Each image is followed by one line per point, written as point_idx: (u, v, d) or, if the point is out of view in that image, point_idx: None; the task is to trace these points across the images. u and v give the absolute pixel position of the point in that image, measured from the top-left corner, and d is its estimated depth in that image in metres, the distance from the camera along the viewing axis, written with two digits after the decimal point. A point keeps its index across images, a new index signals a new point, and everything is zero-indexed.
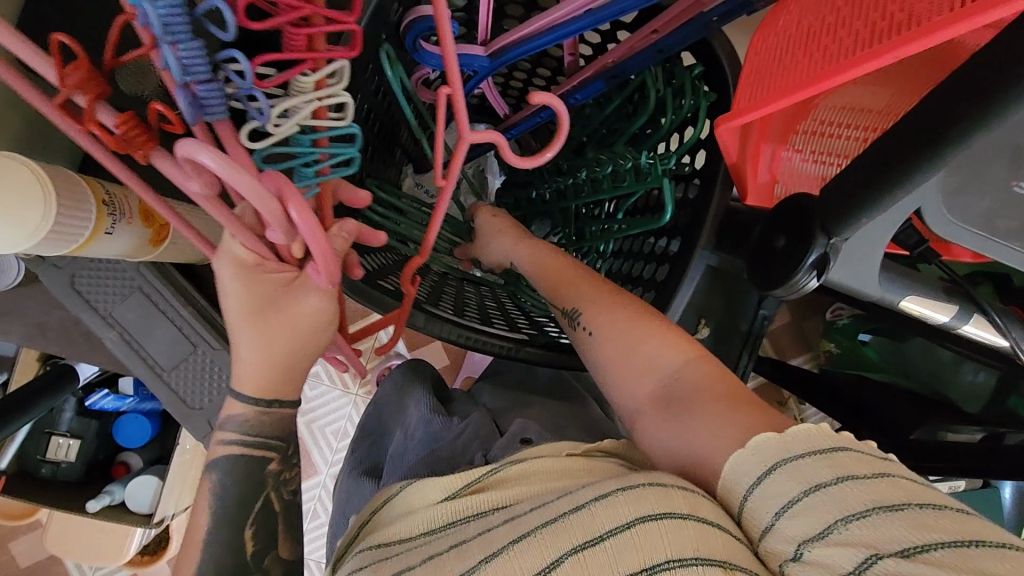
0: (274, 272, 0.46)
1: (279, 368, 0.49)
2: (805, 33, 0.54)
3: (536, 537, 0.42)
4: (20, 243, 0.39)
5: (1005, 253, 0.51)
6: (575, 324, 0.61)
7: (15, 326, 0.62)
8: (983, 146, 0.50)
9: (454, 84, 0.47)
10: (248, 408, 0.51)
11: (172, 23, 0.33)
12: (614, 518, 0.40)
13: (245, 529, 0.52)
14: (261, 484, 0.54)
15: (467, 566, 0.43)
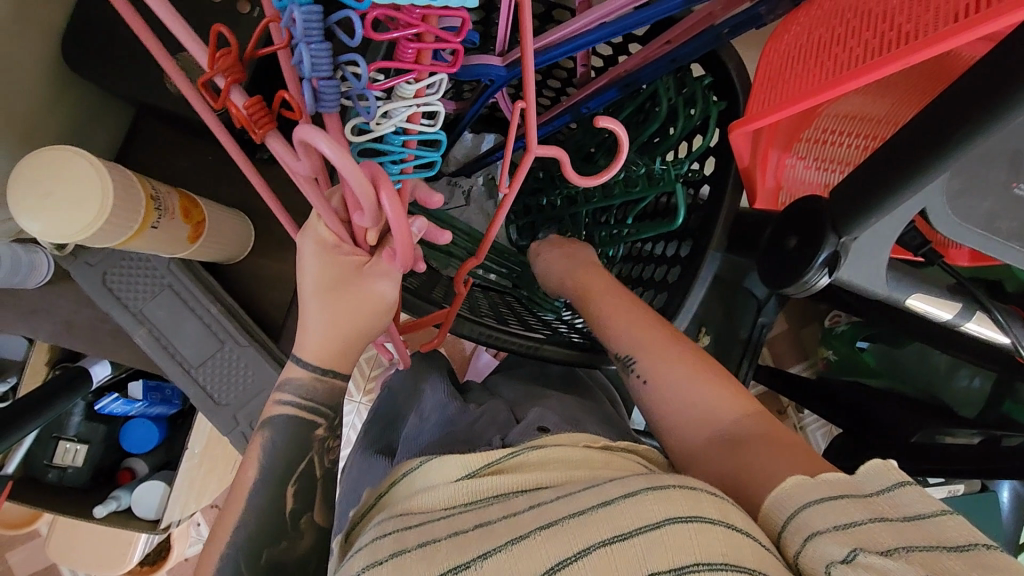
0: (349, 254, 0.46)
1: (340, 341, 0.49)
2: (815, 44, 0.57)
3: (562, 524, 0.42)
4: (77, 234, 0.41)
5: (1006, 252, 0.53)
6: (629, 368, 0.66)
7: (44, 324, 0.64)
8: (984, 149, 0.52)
9: (530, 102, 0.42)
10: (307, 373, 0.51)
11: (310, 23, 0.32)
12: (642, 516, 0.42)
13: (287, 487, 0.52)
14: (309, 447, 0.53)
15: (493, 542, 0.42)
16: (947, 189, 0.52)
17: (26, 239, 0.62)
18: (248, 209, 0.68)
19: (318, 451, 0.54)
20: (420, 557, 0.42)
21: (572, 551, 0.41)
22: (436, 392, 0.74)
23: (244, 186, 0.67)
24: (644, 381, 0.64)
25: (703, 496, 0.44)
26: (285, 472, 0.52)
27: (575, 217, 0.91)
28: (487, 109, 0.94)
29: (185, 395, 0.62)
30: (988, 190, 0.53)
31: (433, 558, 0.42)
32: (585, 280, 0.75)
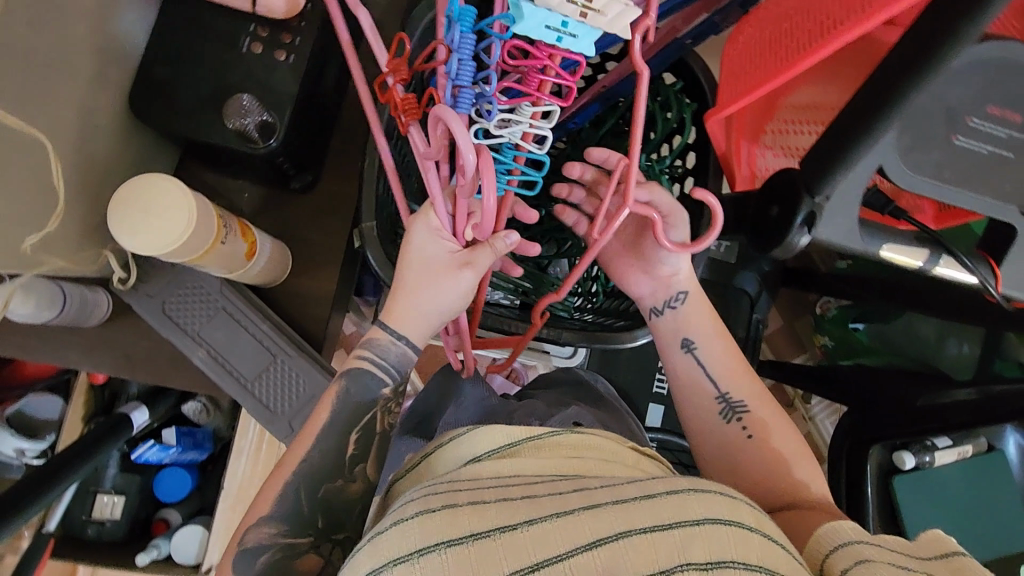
0: (448, 240, 0.54)
1: (418, 313, 0.56)
2: (767, 38, 0.67)
3: (606, 508, 0.44)
4: (167, 246, 0.50)
5: (957, 196, 0.61)
6: (731, 415, 0.67)
7: (107, 357, 0.70)
8: (924, 106, 0.60)
9: (633, 159, 0.49)
10: (385, 335, 0.57)
11: (465, 41, 0.45)
12: (681, 512, 0.44)
13: (351, 435, 0.57)
14: (375, 403, 0.58)
15: (536, 514, 0.44)
16: (895, 147, 0.60)
17: (88, 279, 0.68)
18: (283, 236, 0.74)
19: (382, 409, 0.59)
20: (470, 511, 0.45)
21: (614, 531, 0.42)
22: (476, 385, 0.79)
23: (279, 218, 0.74)
24: (747, 436, 0.65)
25: (742, 506, 0.46)
26: (348, 422, 0.57)
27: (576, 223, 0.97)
28: None
29: (243, 407, 0.67)
30: (935, 144, 0.60)
31: (485, 513, 0.45)
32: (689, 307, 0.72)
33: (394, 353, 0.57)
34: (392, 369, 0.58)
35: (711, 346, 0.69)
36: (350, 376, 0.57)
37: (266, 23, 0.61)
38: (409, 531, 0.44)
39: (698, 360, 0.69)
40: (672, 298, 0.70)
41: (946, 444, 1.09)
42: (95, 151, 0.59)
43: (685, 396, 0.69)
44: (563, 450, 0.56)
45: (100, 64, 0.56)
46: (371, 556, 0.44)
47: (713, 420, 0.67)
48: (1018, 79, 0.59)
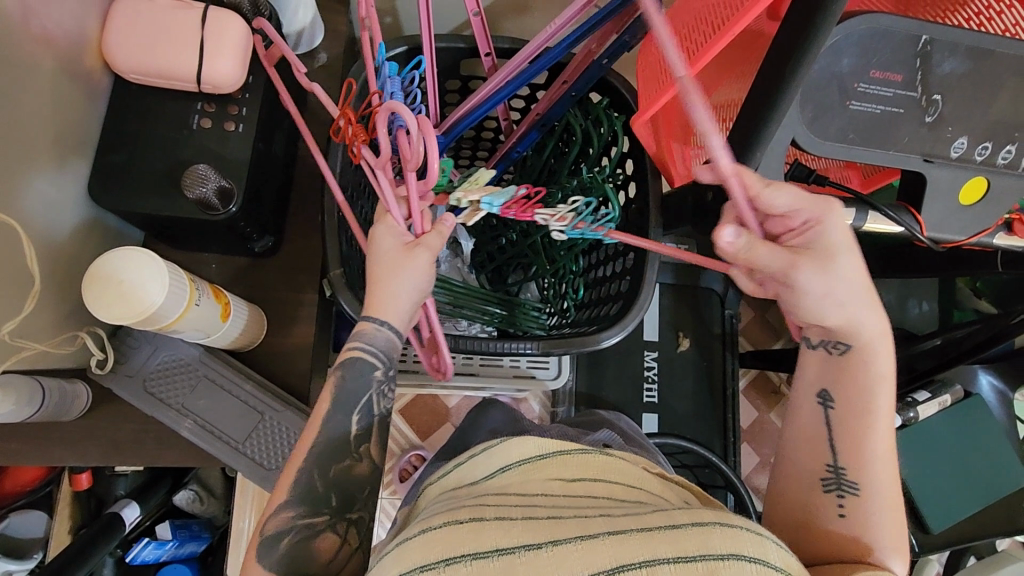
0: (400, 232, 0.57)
1: (391, 300, 0.57)
2: (671, 45, 0.73)
3: (631, 534, 0.47)
4: (135, 313, 0.54)
5: (859, 153, 0.69)
6: (837, 485, 0.61)
7: (94, 445, 0.70)
8: (820, 80, 0.66)
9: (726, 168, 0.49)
10: (366, 327, 0.58)
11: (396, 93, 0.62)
12: (705, 544, 0.46)
13: (352, 416, 0.59)
14: (369, 386, 0.60)
15: (557, 534, 0.48)
16: (801, 120, 0.66)
17: (65, 370, 0.68)
18: (255, 298, 0.76)
19: (377, 392, 0.61)
20: (495, 526, 0.48)
21: (639, 558, 0.45)
22: (502, 412, 0.87)
23: (249, 283, 0.76)
24: (840, 513, 0.61)
25: (766, 544, 0.47)
26: (348, 405, 0.59)
27: (534, 244, 1.01)
28: None
29: (238, 470, 0.69)
30: (834, 111, 0.67)
31: (510, 531, 0.48)
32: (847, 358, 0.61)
33: (381, 339, 0.58)
34: (381, 353, 0.59)
35: (865, 410, 0.60)
36: (346, 365, 0.59)
37: (212, 100, 0.66)
38: (434, 541, 0.47)
39: (828, 420, 0.62)
40: (833, 343, 0.61)
41: (926, 396, 1.12)
42: (61, 240, 0.61)
43: (799, 441, 0.64)
44: (591, 467, 0.62)
45: (59, 158, 0.60)
46: (396, 563, 0.46)
47: (813, 483, 0.63)
48: (890, 47, 0.66)
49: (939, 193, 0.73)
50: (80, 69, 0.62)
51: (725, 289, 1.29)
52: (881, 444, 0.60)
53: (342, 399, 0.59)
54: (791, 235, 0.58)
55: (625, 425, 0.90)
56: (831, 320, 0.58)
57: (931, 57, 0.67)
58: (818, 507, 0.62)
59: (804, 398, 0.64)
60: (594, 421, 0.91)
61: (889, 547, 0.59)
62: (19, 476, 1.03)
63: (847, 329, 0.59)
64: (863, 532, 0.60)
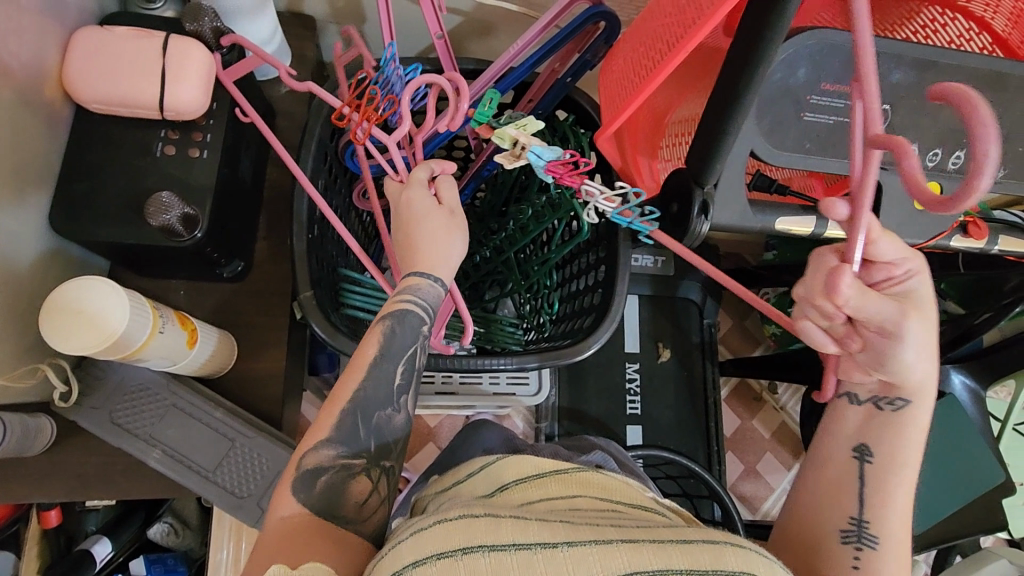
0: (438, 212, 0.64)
1: (438, 258, 0.63)
2: (630, 62, 0.75)
3: (645, 544, 0.50)
4: (97, 342, 0.53)
5: (816, 163, 0.71)
6: (856, 541, 0.60)
7: (61, 481, 0.69)
8: (773, 93, 0.68)
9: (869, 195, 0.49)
10: (413, 279, 0.63)
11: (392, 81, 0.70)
12: (719, 560, 0.49)
13: (397, 364, 0.62)
14: (417, 340, 0.63)
15: (570, 537, 0.50)
16: (758, 131, 0.68)
17: (28, 405, 0.67)
18: (225, 324, 0.76)
19: (422, 347, 0.64)
20: (512, 523, 0.50)
21: (654, 567, 0.48)
22: (496, 433, 0.86)
23: (220, 309, 0.76)
24: (853, 566, 0.60)
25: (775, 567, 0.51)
26: (396, 354, 0.61)
27: (509, 261, 1.01)
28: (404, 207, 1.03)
29: (210, 500, 0.68)
30: (789, 122, 0.69)
31: (527, 528, 0.50)
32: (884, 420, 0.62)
33: (432, 294, 0.63)
34: (429, 309, 0.63)
35: (894, 465, 0.61)
36: (396, 317, 0.62)
37: (176, 127, 0.66)
38: (452, 531, 0.49)
39: (862, 473, 0.61)
40: (893, 400, 0.61)
41: None
42: (22, 273, 0.60)
43: (820, 489, 0.64)
44: (590, 486, 0.63)
45: (19, 189, 0.59)
46: (412, 549, 0.48)
47: (830, 530, 0.62)
48: (838, 59, 0.68)
49: (896, 199, 0.75)
50: (40, 100, 0.61)
51: (702, 298, 1.31)
52: (904, 510, 0.60)
53: (390, 345, 0.61)
54: (888, 283, 0.57)
55: (614, 450, 0.90)
56: (912, 376, 0.59)
57: (878, 68, 0.69)
58: (833, 554, 0.61)
59: (842, 448, 0.63)
60: (584, 444, 0.91)
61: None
62: None
63: (917, 388, 0.60)
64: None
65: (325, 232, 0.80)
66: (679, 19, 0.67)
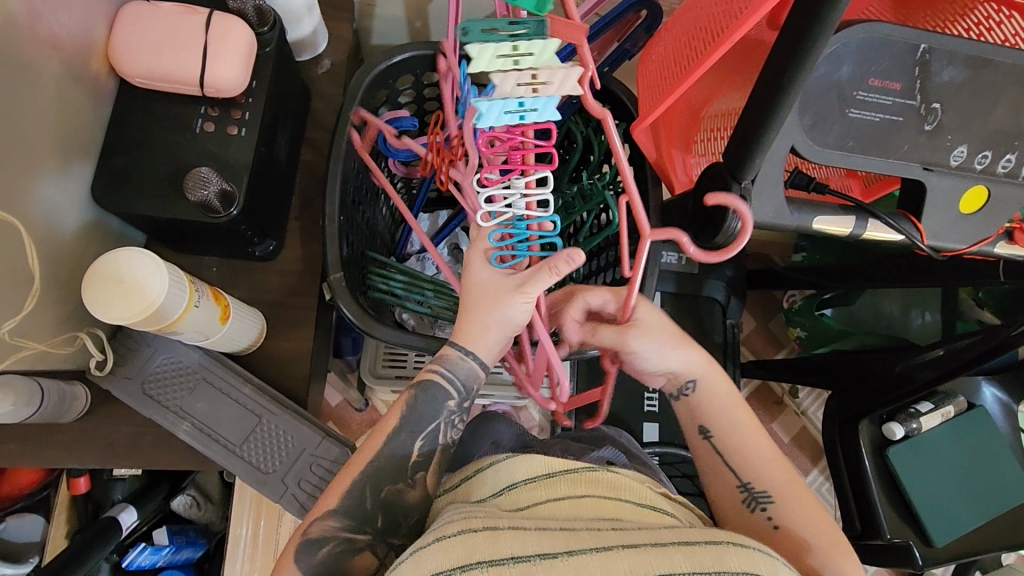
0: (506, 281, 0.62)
1: (481, 329, 0.62)
2: (671, 54, 0.74)
3: (645, 548, 0.50)
4: (137, 314, 0.54)
5: (861, 161, 0.69)
6: (756, 504, 0.65)
7: (93, 448, 0.70)
8: (818, 87, 0.67)
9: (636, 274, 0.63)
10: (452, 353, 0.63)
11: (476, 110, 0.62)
12: (721, 561, 0.49)
13: (415, 442, 0.63)
14: (440, 412, 0.64)
15: (569, 547, 0.49)
16: (800, 127, 0.66)
17: (65, 372, 0.68)
18: (255, 302, 0.77)
19: (445, 421, 0.64)
20: (510, 534, 0.51)
21: (656, 572, 0.48)
22: (507, 426, 0.83)
23: (251, 287, 0.77)
24: (774, 526, 0.64)
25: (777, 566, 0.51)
26: (415, 427, 0.63)
27: None
28: (433, 194, 1.03)
29: (234, 474, 0.69)
30: (832, 119, 0.67)
31: (525, 539, 0.50)
32: (704, 402, 0.68)
33: (463, 369, 0.63)
34: (458, 381, 0.64)
35: (736, 429, 0.68)
36: (423, 386, 0.64)
37: (216, 104, 0.66)
38: (450, 547, 0.49)
39: (716, 449, 0.68)
40: (683, 386, 0.68)
41: (929, 408, 1.12)
42: (64, 244, 0.61)
43: (708, 481, 0.69)
44: (600, 486, 0.62)
45: (65, 161, 0.60)
46: (413, 569, 0.49)
47: (738, 509, 0.66)
48: (889, 54, 0.66)
49: (938, 202, 0.73)
50: (86, 72, 0.62)
51: (727, 299, 1.29)
52: (773, 455, 0.67)
53: (411, 416, 0.63)
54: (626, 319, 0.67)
55: (626, 441, 0.89)
56: (673, 363, 0.67)
57: (930, 65, 0.67)
58: (754, 527, 0.65)
59: (693, 438, 0.69)
60: (597, 436, 0.89)
61: (830, 544, 0.63)
62: (16, 480, 1.02)
63: (687, 368, 0.68)
64: (805, 534, 0.64)
65: (354, 214, 0.80)
66: (724, 8, 0.66)
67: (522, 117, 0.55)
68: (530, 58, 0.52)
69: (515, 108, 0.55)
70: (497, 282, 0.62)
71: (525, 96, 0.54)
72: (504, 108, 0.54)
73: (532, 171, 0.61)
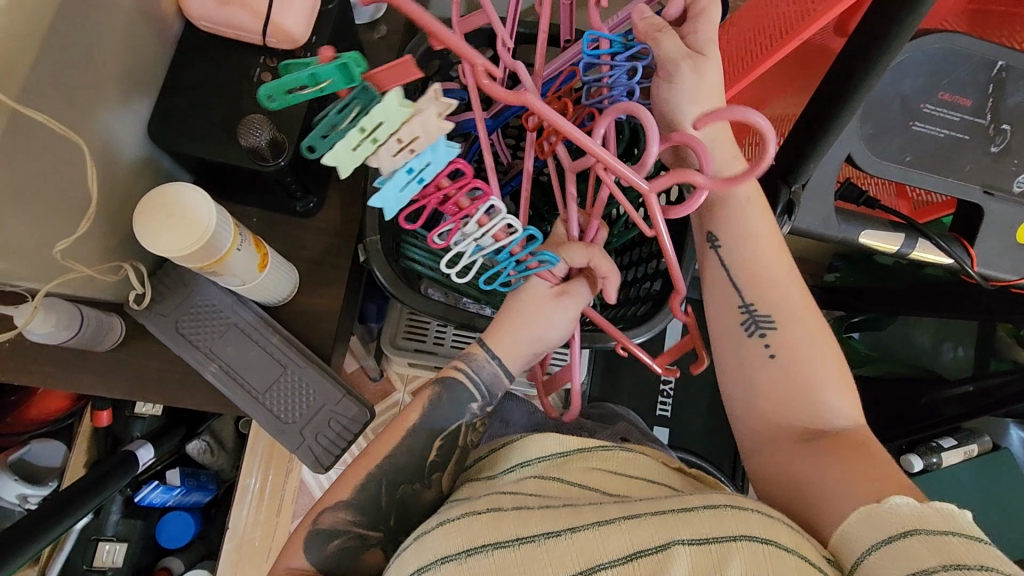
0: (547, 287, 0.63)
1: (522, 341, 0.63)
2: (734, 50, 0.72)
3: (646, 518, 0.49)
4: (183, 248, 0.55)
5: (918, 178, 0.67)
6: (753, 329, 0.61)
7: (124, 378, 0.72)
8: (883, 97, 0.65)
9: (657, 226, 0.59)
10: (485, 356, 0.64)
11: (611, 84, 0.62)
12: (719, 526, 0.48)
13: (435, 441, 0.63)
14: (462, 416, 0.64)
15: (569, 524, 0.49)
16: (859, 135, 0.65)
17: (105, 301, 0.70)
18: (290, 257, 0.77)
19: (467, 423, 0.64)
20: (514, 515, 0.51)
21: (655, 543, 0.47)
22: (521, 406, 0.83)
23: (288, 241, 0.78)
24: (771, 356, 0.60)
25: (780, 528, 0.48)
26: (434, 425, 0.62)
27: None
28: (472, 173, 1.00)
29: (256, 420, 0.70)
30: (895, 130, 0.65)
31: (529, 520, 0.50)
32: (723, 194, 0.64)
33: (487, 370, 0.64)
34: (482, 386, 0.64)
35: (750, 248, 0.62)
36: (446, 385, 0.63)
37: (275, 55, 0.67)
38: (455, 532, 0.50)
39: (723, 261, 0.64)
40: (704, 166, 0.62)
41: (952, 443, 1.08)
42: (117, 175, 0.63)
43: (713, 301, 0.65)
44: (611, 462, 0.61)
45: (127, 94, 0.62)
46: (417, 556, 0.50)
47: (733, 331, 0.62)
48: (960, 70, 0.64)
49: (994, 227, 0.70)
50: (156, 10, 0.64)
51: None
52: (786, 279, 0.62)
53: (433, 418, 0.63)
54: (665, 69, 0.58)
55: (635, 419, 0.89)
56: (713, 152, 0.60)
57: (1005, 84, 0.65)
58: (748, 355, 0.61)
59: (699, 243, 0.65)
60: (608, 413, 0.88)
61: (825, 378, 0.59)
62: (44, 405, 1.06)
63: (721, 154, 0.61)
64: (804, 368, 0.59)
65: None
66: (796, 6, 0.65)
67: (424, 180, 0.49)
68: (385, 126, 0.44)
69: (409, 177, 0.48)
70: (537, 295, 0.63)
71: (411, 160, 0.47)
72: (398, 184, 0.49)
73: (475, 210, 0.57)
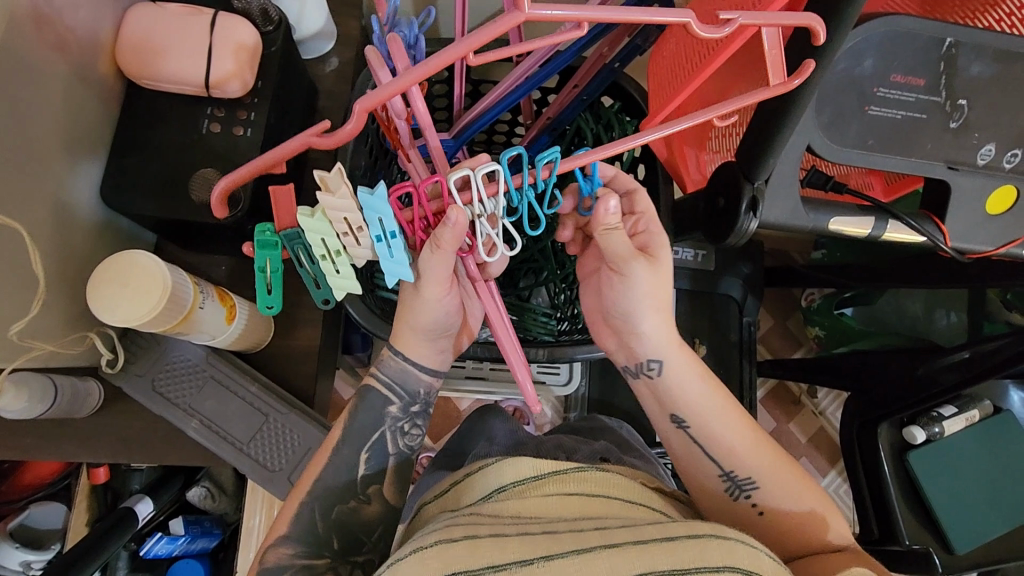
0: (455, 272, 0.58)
1: (416, 334, 0.63)
2: (685, 48, 0.72)
3: (628, 548, 0.48)
4: (142, 316, 0.55)
5: (878, 159, 0.66)
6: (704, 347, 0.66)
7: (105, 442, 0.72)
8: (836, 84, 0.64)
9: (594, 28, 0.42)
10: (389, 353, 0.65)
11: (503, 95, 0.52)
12: (701, 557, 0.47)
13: (360, 455, 0.63)
14: (383, 422, 0.65)
15: (546, 551, 0.48)
16: (817, 125, 0.64)
17: (79, 368, 0.70)
18: None
19: (390, 430, 0.65)
20: (492, 541, 0.49)
21: (636, 572, 0.46)
22: (503, 424, 0.84)
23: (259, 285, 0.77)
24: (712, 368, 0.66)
25: (760, 556, 0.49)
26: (357, 442, 0.63)
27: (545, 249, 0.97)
28: None
29: (241, 470, 0.70)
30: (851, 116, 0.65)
31: (507, 546, 0.49)
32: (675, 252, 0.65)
33: (392, 367, 0.65)
34: (394, 385, 0.65)
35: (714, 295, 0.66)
36: (362, 394, 0.65)
37: (222, 105, 0.67)
38: (428, 560, 0.48)
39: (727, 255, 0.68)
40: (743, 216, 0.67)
41: (953, 411, 1.07)
42: (74, 243, 0.62)
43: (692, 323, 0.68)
44: (589, 484, 0.60)
45: (73, 163, 0.61)
46: None
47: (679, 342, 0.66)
48: (912, 49, 0.63)
49: (963, 201, 0.70)
50: (94, 72, 0.63)
51: (745, 297, 1.25)
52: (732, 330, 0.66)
53: (354, 430, 0.64)
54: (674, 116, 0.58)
55: (626, 433, 0.90)
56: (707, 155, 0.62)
57: (957, 59, 0.64)
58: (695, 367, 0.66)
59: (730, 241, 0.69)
60: (595, 426, 0.90)
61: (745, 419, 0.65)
62: (39, 470, 1.06)
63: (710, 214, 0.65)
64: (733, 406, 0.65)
65: None
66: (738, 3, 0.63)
67: (395, 232, 0.49)
68: (327, 238, 0.51)
69: (386, 240, 0.49)
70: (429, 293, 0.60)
71: (371, 230, 0.49)
72: (387, 254, 0.51)
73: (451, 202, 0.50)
